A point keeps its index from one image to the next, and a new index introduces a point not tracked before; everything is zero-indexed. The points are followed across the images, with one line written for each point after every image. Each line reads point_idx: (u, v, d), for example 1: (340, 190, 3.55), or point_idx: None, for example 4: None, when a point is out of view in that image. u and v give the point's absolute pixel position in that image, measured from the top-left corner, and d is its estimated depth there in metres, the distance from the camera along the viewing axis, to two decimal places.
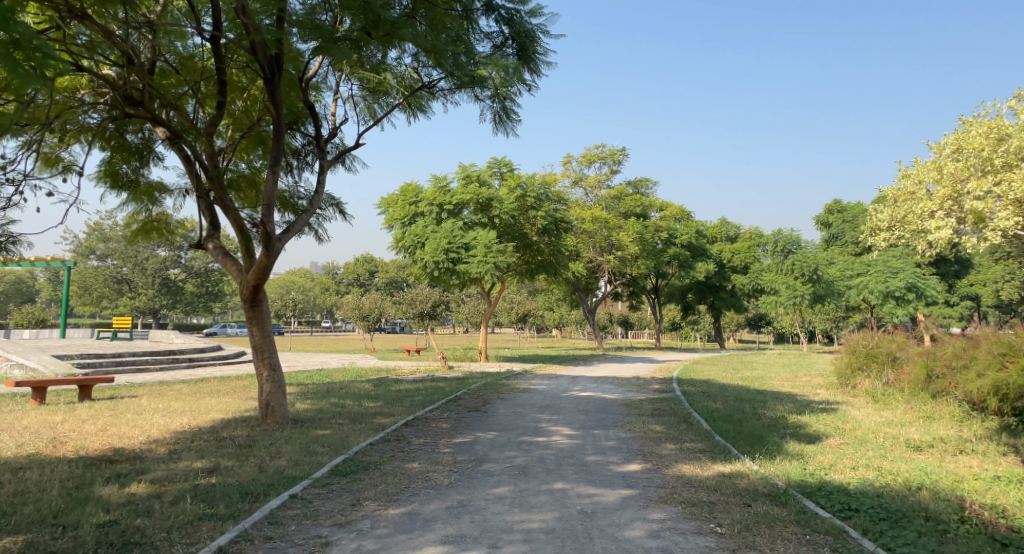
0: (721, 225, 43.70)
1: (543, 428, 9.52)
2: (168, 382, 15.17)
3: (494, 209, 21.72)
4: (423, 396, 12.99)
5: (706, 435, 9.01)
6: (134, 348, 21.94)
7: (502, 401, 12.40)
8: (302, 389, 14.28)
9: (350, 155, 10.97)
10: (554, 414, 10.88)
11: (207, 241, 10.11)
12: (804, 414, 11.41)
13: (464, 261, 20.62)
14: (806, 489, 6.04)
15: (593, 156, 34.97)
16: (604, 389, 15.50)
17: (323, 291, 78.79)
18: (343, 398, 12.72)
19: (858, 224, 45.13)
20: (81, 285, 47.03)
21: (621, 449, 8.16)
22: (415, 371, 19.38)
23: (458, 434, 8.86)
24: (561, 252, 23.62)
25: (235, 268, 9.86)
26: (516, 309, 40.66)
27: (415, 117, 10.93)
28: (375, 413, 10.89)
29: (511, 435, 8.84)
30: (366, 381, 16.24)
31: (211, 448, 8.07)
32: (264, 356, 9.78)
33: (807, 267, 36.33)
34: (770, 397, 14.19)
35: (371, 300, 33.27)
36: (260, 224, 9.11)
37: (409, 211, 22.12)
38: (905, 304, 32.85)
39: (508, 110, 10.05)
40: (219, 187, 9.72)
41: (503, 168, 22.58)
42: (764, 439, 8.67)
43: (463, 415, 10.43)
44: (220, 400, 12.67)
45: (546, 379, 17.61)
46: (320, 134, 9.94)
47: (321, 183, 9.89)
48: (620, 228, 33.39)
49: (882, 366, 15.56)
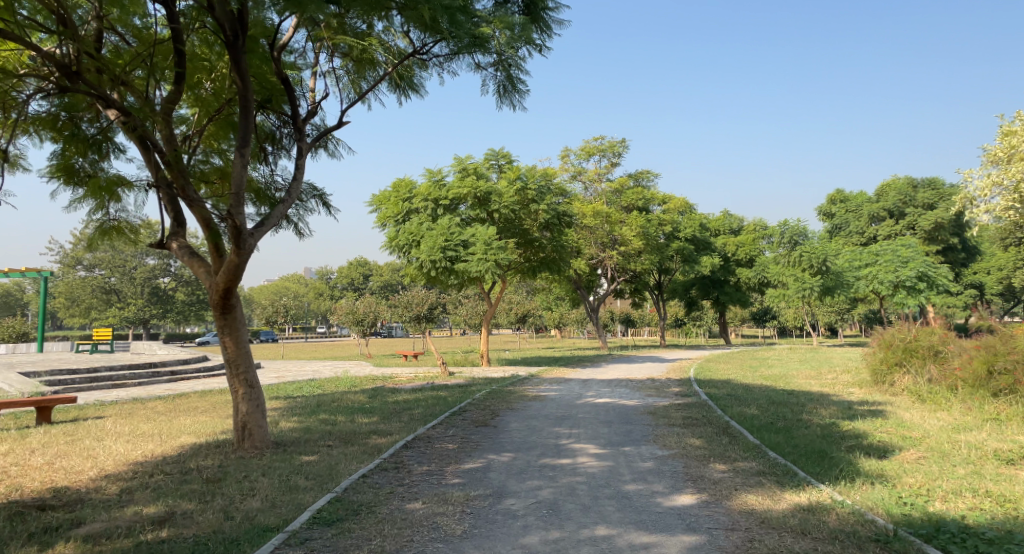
0: (723, 217, 41.98)
1: (566, 447, 8.20)
2: (141, 400, 13.76)
3: (493, 203, 20.31)
4: (424, 409, 11.64)
5: (759, 451, 7.77)
6: (112, 361, 20.53)
7: (512, 412, 11.09)
8: (290, 404, 12.88)
9: (331, 138, 9.61)
10: (574, 428, 9.57)
11: (170, 240, 8.71)
12: (856, 420, 10.08)
13: (463, 260, 19.29)
14: (923, 530, 4.77)
15: (591, 149, 33.63)
16: (621, 395, 14.18)
17: (316, 296, 77.51)
18: (334, 414, 11.34)
19: (864, 213, 43.90)
20: (69, 296, 45.72)
21: (661, 472, 6.84)
22: (413, 379, 17.96)
23: (467, 458, 7.53)
24: (564, 248, 22.28)
25: (203, 269, 8.48)
26: (515, 310, 39.34)
27: (404, 95, 9.63)
28: (369, 432, 9.53)
29: (530, 458, 7.51)
30: (361, 392, 14.89)
31: (171, 486, 6.68)
32: (239, 371, 8.41)
33: (815, 258, 34.79)
34: (806, 400, 12.90)
35: (366, 304, 31.92)
36: (229, 218, 7.72)
37: (402, 208, 20.76)
38: (917, 293, 31.81)
39: (515, 80, 8.69)
40: (181, 176, 8.24)
41: (501, 160, 21.25)
42: (830, 455, 7.39)
43: (470, 433, 9.10)
44: (197, 420, 11.29)
45: (555, 384, 16.30)
46: (296, 112, 8.55)
47: (298, 168, 8.55)
48: (622, 222, 32.08)
49: (924, 361, 14.29)
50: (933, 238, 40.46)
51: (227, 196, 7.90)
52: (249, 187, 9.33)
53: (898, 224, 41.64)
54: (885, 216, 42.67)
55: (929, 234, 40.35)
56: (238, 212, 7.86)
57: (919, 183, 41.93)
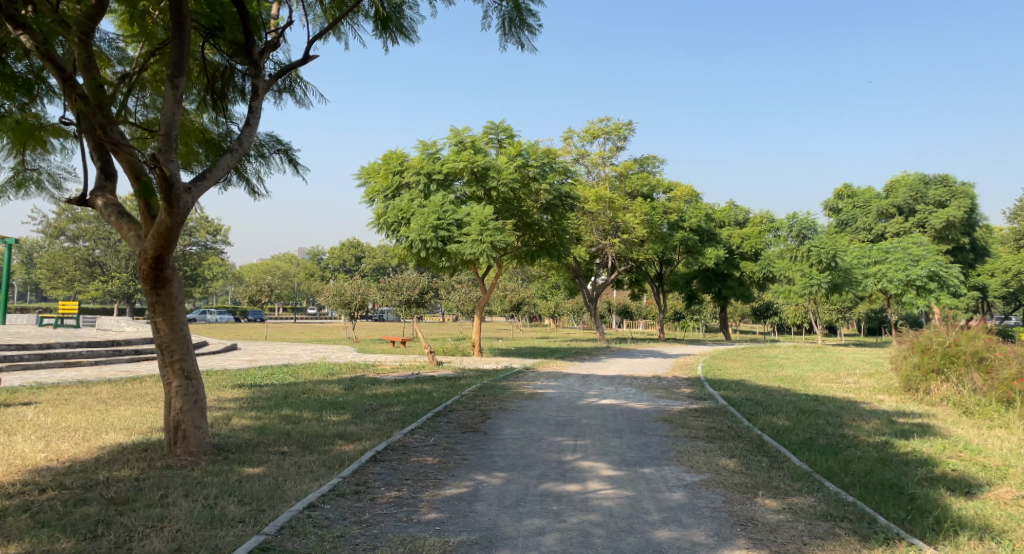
0: (728, 208, 40.19)
1: (573, 466, 6.71)
2: (86, 383, 12.15)
3: (491, 180, 18.61)
4: (405, 406, 10.07)
5: (813, 480, 6.28)
6: (73, 338, 18.85)
7: (505, 415, 9.56)
8: (252, 395, 11.25)
9: (300, 81, 8.05)
10: (580, 439, 8.06)
11: (95, 197, 7.00)
12: (912, 440, 8.61)
13: (456, 241, 17.70)
14: None
15: (596, 131, 31.94)
16: (627, 395, 12.64)
17: (307, 277, 76.05)
18: (300, 410, 9.74)
19: (871, 208, 42.44)
20: (50, 267, 43.88)
21: (697, 511, 5.31)
22: (398, 368, 16.38)
23: (449, 480, 5.98)
24: (566, 232, 20.75)
25: (134, 233, 6.79)
26: (510, 297, 37.78)
27: (389, 39, 8.08)
28: (335, 436, 7.93)
29: (528, 482, 6.00)
30: (336, 382, 13.31)
31: (58, 510, 5.06)
32: (172, 359, 6.75)
33: (824, 254, 33.02)
34: (839, 411, 11.47)
35: (354, 286, 30.34)
36: (158, 166, 5.99)
37: (392, 183, 19.09)
38: (927, 294, 31.36)
39: (525, 16, 7.11)
40: (102, 114, 6.48)
41: (500, 134, 19.61)
42: (906, 492, 5.91)
43: (456, 443, 7.56)
44: (138, 409, 9.68)
45: (554, 380, 14.75)
46: (251, 41, 6.88)
47: (253, 110, 6.87)
48: (626, 209, 30.46)
49: (967, 368, 13.05)
50: (942, 237, 39.05)
51: (156, 139, 6.18)
52: (198, 138, 7.66)
53: (907, 222, 40.16)
54: (894, 213, 41.14)
55: (939, 232, 38.95)
56: (170, 161, 6.14)
57: (930, 179, 40.40)
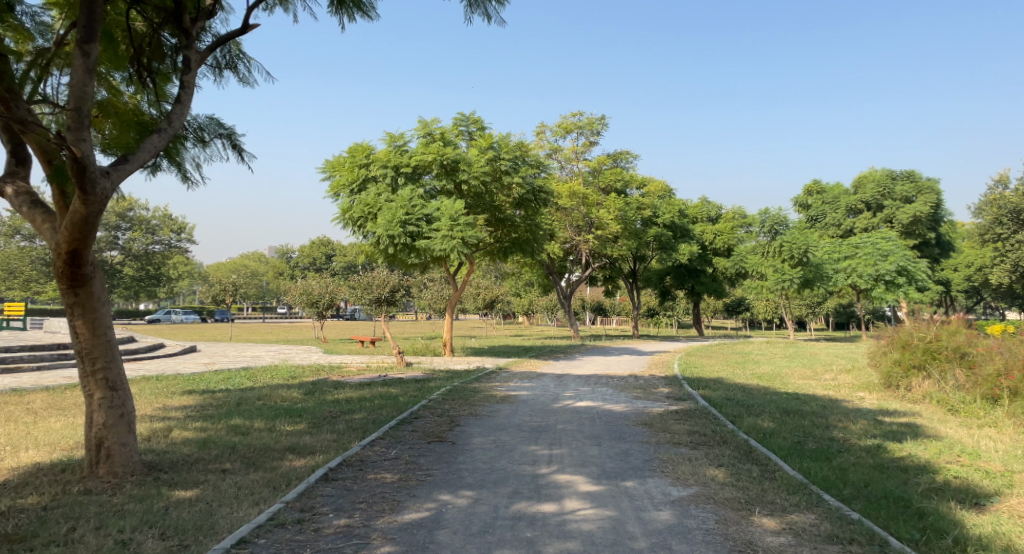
0: (701, 204, 39.82)
1: (549, 480, 6.07)
2: (20, 391, 11.18)
3: (462, 173, 17.90)
4: (367, 413, 9.33)
5: (810, 494, 5.72)
6: (17, 341, 17.67)
7: (475, 421, 8.89)
8: (202, 402, 10.39)
9: (244, 58, 7.26)
10: (557, 448, 7.42)
11: (4, 186, 6.12)
12: (905, 443, 8.13)
13: (425, 236, 16.98)
14: None
15: (569, 125, 31.38)
16: (604, 396, 12.06)
17: (277, 276, 74.58)
18: (251, 418, 8.93)
19: (840, 204, 42.51)
20: (4, 267, 41.94)
21: (688, 535, 4.71)
22: (364, 370, 15.57)
23: (409, 502, 5.30)
24: (539, 228, 20.12)
25: (49, 226, 5.92)
26: (483, 295, 37.07)
27: (346, 15, 7.35)
28: (285, 449, 7.16)
29: (499, 502, 5.34)
30: (297, 386, 12.47)
31: None
32: (93, 369, 5.91)
33: (796, 249, 31.89)
34: (824, 410, 11.02)
35: (322, 284, 29.36)
36: (66, 145, 5.19)
37: (358, 176, 18.24)
38: (895, 289, 31.72)
39: None
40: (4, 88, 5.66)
41: (471, 126, 18.90)
42: (913, 506, 5.39)
43: (419, 456, 6.85)
44: (70, 420, 8.79)
45: (528, 381, 14.11)
46: (181, 7, 6.14)
47: (184, 85, 6.11)
48: (600, 205, 29.93)
49: (949, 364, 12.71)
50: (909, 232, 39.38)
51: (65, 116, 5.38)
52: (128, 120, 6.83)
53: (874, 218, 40.39)
54: (862, 208, 41.42)
55: (906, 228, 39.29)
56: (82, 140, 5.34)
57: (897, 175, 40.71)
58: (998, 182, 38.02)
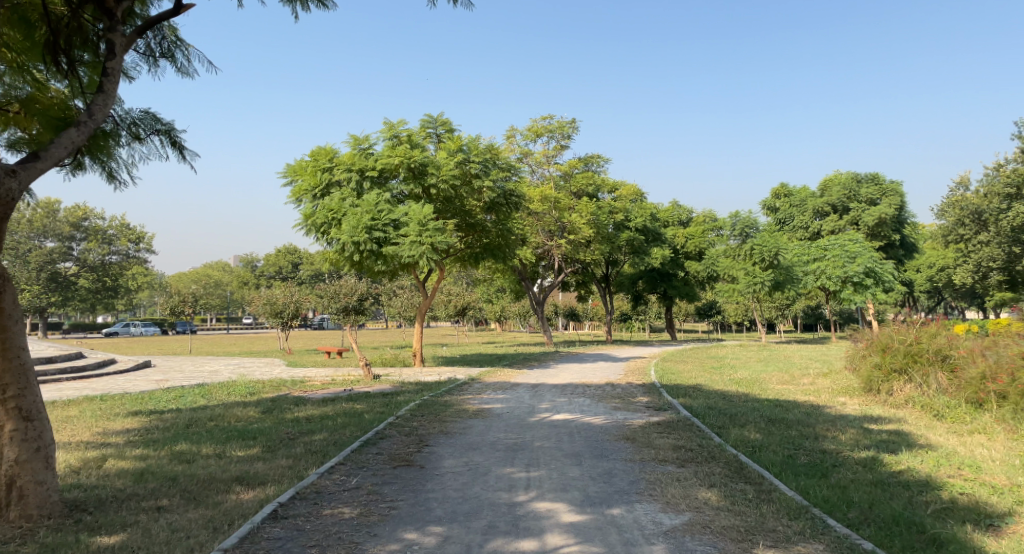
0: (672, 208, 39.67)
1: (528, 510, 5.45)
2: None
3: (430, 176, 17.24)
4: (327, 434, 8.61)
5: (813, 518, 5.21)
6: None
7: (444, 441, 8.22)
8: (147, 425, 9.52)
9: (185, 50, 6.61)
10: (535, 469, 6.81)
11: None
12: (899, 454, 7.69)
13: (393, 242, 16.27)
14: None
15: (539, 129, 30.90)
16: (581, 408, 11.48)
17: (241, 285, 72.68)
18: (198, 443, 8.15)
19: (808, 207, 42.77)
20: None
21: None
22: (329, 385, 14.75)
23: (369, 544, 4.64)
24: (511, 233, 19.55)
25: None
26: (454, 302, 36.29)
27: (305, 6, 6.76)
28: (233, 481, 6.42)
29: (471, 540, 4.72)
30: (254, 404, 11.65)
31: None
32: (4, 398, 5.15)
33: (766, 252, 31.92)
34: (810, 418, 10.59)
35: (287, 294, 28.32)
36: None
37: (321, 181, 17.36)
38: (863, 290, 31.51)
39: None
40: None
41: (439, 128, 18.27)
42: (930, 532, 4.89)
43: (383, 485, 6.17)
44: None
45: (502, 393, 13.47)
46: None
47: (107, 74, 5.44)
48: (571, 209, 29.45)
49: (930, 367, 12.39)
50: (875, 234, 39.61)
51: None
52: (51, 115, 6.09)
53: (841, 220, 40.63)
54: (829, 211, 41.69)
55: (872, 230, 39.47)
56: None
57: (862, 177, 41.06)
58: (959, 183, 38.54)
